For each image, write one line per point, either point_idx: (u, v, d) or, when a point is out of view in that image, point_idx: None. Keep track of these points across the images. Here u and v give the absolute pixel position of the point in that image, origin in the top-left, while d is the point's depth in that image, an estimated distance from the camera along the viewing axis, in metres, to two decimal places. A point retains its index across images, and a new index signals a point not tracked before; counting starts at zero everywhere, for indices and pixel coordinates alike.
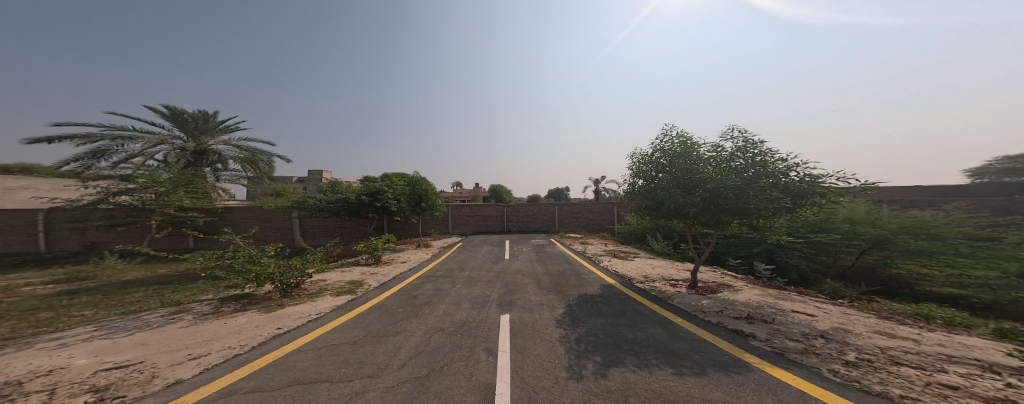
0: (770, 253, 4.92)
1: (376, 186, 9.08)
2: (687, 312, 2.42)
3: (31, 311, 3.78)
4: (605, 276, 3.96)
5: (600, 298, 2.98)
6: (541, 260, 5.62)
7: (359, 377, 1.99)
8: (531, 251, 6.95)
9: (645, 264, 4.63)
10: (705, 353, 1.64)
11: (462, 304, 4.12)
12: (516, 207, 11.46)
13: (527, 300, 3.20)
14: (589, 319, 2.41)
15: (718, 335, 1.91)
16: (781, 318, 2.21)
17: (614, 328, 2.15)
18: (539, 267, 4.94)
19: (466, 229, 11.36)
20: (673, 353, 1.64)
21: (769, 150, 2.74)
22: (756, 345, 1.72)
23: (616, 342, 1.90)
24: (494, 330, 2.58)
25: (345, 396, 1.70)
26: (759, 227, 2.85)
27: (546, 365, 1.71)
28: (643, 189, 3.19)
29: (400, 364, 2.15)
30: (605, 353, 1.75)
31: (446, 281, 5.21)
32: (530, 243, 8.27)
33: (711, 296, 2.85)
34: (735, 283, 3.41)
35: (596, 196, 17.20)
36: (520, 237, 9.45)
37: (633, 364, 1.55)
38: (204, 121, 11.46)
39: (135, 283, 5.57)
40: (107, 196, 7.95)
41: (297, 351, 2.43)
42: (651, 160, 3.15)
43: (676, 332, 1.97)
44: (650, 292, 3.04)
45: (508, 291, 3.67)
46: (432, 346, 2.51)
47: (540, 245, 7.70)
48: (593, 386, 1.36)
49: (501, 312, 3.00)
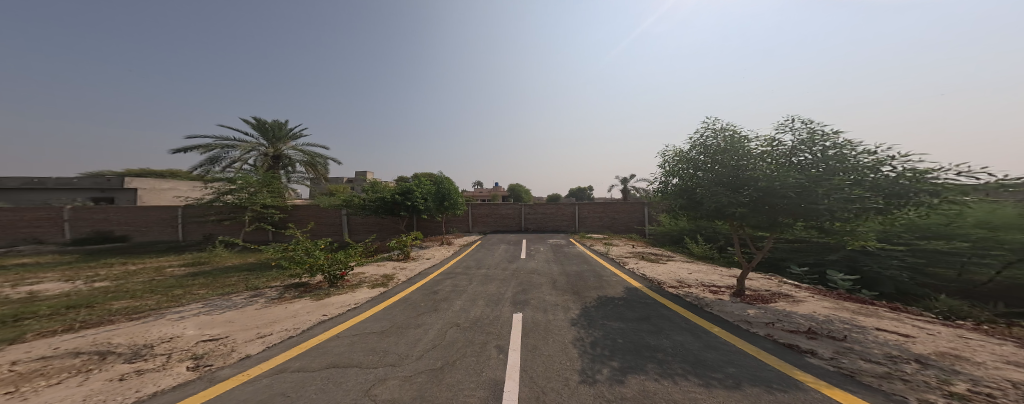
0: (852, 261, 4.23)
1: (406, 185, 9.56)
2: (728, 321, 2.26)
3: (154, 288, 4.69)
4: (630, 279, 3.82)
5: (621, 301, 2.89)
6: (560, 260, 5.55)
7: (382, 365, 2.15)
8: (549, 250, 6.88)
9: (669, 267, 4.38)
10: (744, 366, 1.53)
11: (477, 301, 4.24)
12: (536, 206, 11.36)
13: (541, 300, 3.21)
14: (607, 323, 2.36)
15: (764, 348, 1.76)
16: (858, 336, 1.97)
17: (636, 333, 2.08)
18: (556, 267, 4.89)
19: (485, 227, 11.53)
20: (703, 364, 1.56)
21: (848, 141, 2.38)
22: (814, 363, 1.56)
23: (637, 348, 1.84)
24: (507, 328, 2.63)
25: (369, 382, 1.86)
26: (834, 231, 2.49)
27: (557, 367, 1.72)
28: (684, 189, 2.96)
29: (418, 356, 2.28)
30: (623, 359, 1.71)
31: (463, 279, 5.39)
32: (548, 242, 8.19)
33: (759, 306, 2.62)
34: (795, 294, 3.08)
35: (624, 196, 16.49)
36: (537, 237, 9.34)
37: (655, 372, 1.50)
38: (279, 129, 12.96)
39: (234, 268, 6.59)
40: (218, 196, 9.70)
41: (336, 337, 2.70)
42: (688, 158, 3.00)
43: (710, 342, 1.86)
44: (684, 299, 2.87)
45: (522, 290, 3.69)
46: (448, 340, 2.64)
47: (558, 245, 7.58)
48: (608, 392, 1.34)
49: (515, 311, 3.04)
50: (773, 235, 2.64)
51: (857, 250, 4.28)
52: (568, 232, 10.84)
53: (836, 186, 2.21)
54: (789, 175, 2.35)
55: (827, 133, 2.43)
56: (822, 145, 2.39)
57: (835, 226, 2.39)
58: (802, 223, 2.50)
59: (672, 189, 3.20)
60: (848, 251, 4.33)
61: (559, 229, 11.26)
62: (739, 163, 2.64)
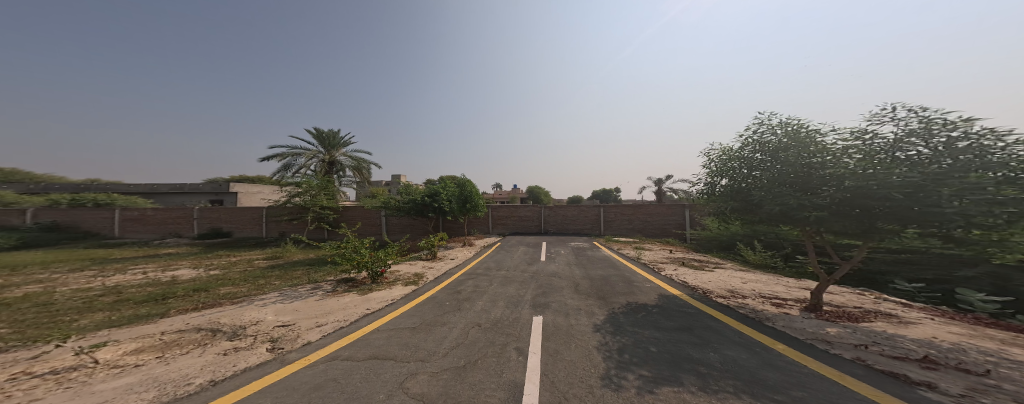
0: (999, 279, 3.42)
1: (433, 187, 9.96)
2: (798, 340, 2.00)
3: (245, 277, 5.48)
4: (667, 286, 3.57)
5: (657, 309, 2.71)
6: (585, 264, 5.36)
7: (413, 360, 2.24)
8: (570, 253, 6.68)
9: (705, 276, 4.02)
10: (815, 391, 1.34)
11: (498, 302, 4.26)
12: (554, 208, 11.13)
13: (561, 303, 3.11)
14: (638, 331, 2.21)
15: (849, 374, 1.52)
16: (1000, 371, 1.58)
17: (676, 344, 1.93)
18: (578, 270, 4.72)
19: (505, 229, 11.46)
20: (760, 383, 1.40)
21: (975, 130, 1.92)
22: (924, 397, 1.30)
23: (675, 359, 1.71)
24: (526, 331, 2.60)
25: (400, 375, 1.94)
26: (968, 241, 1.97)
27: (579, 372, 1.65)
28: (736, 191, 2.73)
29: (443, 353, 2.33)
30: (654, 368, 1.59)
31: (485, 281, 5.49)
32: (571, 245, 7.97)
33: (847, 326, 2.27)
34: (905, 315, 2.61)
35: (659, 198, 15.51)
36: (557, 240, 9.09)
37: (696, 387, 1.38)
38: (333, 138, 14.43)
39: (300, 263, 7.44)
40: (289, 198, 11.05)
41: (378, 329, 2.87)
42: (743, 157, 2.76)
43: (769, 360, 1.66)
44: (739, 311, 2.61)
45: (542, 292, 3.59)
46: (470, 340, 2.68)
47: (581, 249, 7.33)
48: (636, 402, 1.25)
49: (535, 313, 2.97)
50: (868, 244, 2.22)
51: (1007, 267, 3.43)
52: (594, 235, 10.45)
53: (974, 184, 1.74)
54: (890, 173, 1.95)
55: (944, 121, 2.01)
56: (944, 135, 1.98)
57: (969, 234, 1.91)
58: (912, 231, 2.03)
59: (724, 191, 2.89)
60: (994, 266, 3.51)
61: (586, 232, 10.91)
62: (813, 160, 2.27)
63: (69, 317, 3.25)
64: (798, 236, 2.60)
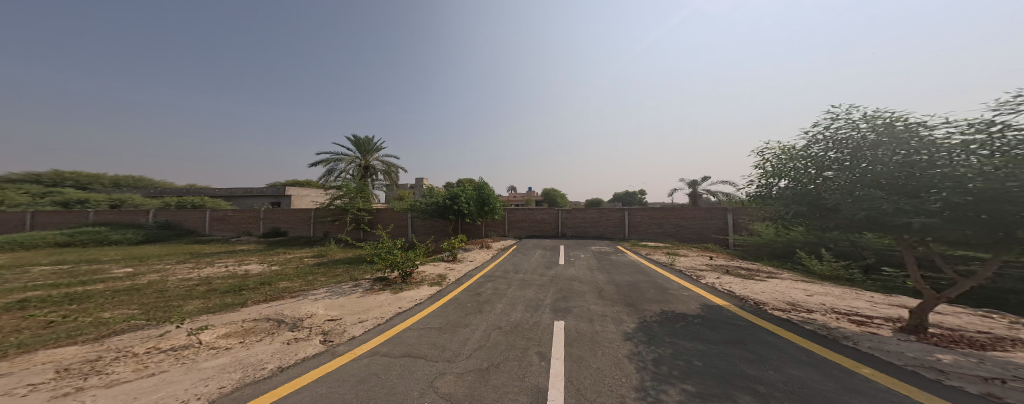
0: None
1: (452, 190, 10.22)
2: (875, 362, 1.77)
3: (297, 273, 6.05)
4: (711, 295, 3.33)
5: (699, 320, 2.54)
6: (611, 268, 5.17)
7: (441, 359, 2.28)
8: (591, 257, 6.49)
9: (748, 285, 3.69)
10: None
11: (517, 305, 4.24)
12: (570, 210, 10.93)
13: (583, 308, 3.01)
14: (680, 342, 2.07)
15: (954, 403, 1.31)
16: None
17: (725, 358, 1.79)
18: (600, 275, 4.56)
19: (520, 232, 11.35)
20: None
21: None
22: None
23: (723, 374, 1.59)
24: (547, 335, 2.54)
25: (431, 373, 2.00)
26: None
27: (607, 381, 1.59)
28: (806, 195, 2.51)
29: (467, 355, 2.34)
30: (700, 384, 1.48)
31: (504, 284, 5.51)
32: (592, 249, 7.76)
33: (968, 354, 1.91)
34: None
35: (694, 201, 14.55)
36: (576, 243, 8.89)
37: None
38: (369, 144, 15.44)
39: (342, 261, 8.01)
40: (332, 201, 12.01)
41: (411, 328, 2.98)
42: (815, 158, 2.55)
43: (851, 385, 1.49)
44: (805, 327, 2.36)
45: (562, 297, 3.50)
46: (492, 342, 2.69)
47: (604, 253, 7.10)
48: None
49: (555, 317, 2.89)
50: (1002, 257, 1.85)
51: None
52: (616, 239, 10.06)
53: None
54: None
55: None
56: None
57: None
58: None
59: (786, 191, 2.69)
60: None
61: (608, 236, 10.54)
62: (916, 158, 1.96)
63: (162, 302, 3.83)
64: (893, 246, 2.27)
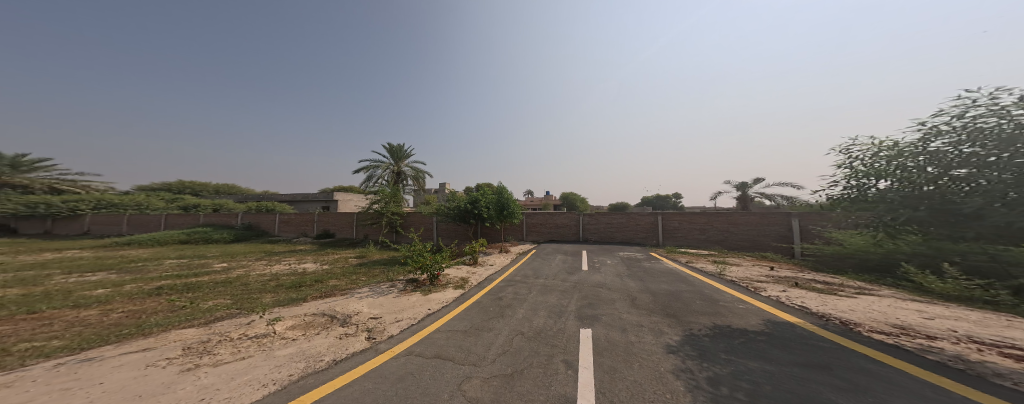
0: None
1: (471, 195, 10.44)
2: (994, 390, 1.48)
3: (344, 273, 6.62)
4: (782, 311, 2.99)
5: (766, 337, 2.29)
6: (648, 276, 4.87)
7: (466, 363, 2.30)
8: (616, 264, 6.21)
9: (841, 303, 3.19)
10: None
11: (539, 311, 4.18)
12: (593, 215, 10.64)
13: (613, 316, 2.88)
14: (746, 362, 1.87)
15: None
16: None
17: (793, 381, 1.62)
18: (632, 283, 4.34)
19: (539, 236, 11.20)
20: None
21: None
22: None
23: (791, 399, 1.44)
24: (572, 343, 2.46)
25: (457, 377, 2.02)
26: None
27: (646, 395, 1.52)
28: (926, 199, 2.01)
29: (491, 360, 2.34)
30: None
31: (524, 289, 5.49)
32: (619, 255, 7.44)
33: None
34: None
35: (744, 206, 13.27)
36: (601, 248, 8.59)
37: None
38: (401, 152, 16.42)
39: (381, 262, 8.57)
40: (370, 205, 13.33)
41: (440, 330, 3.05)
42: (934, 153, 2.01)
43: None
44: (925, 353, 1.96)
45: (588, 303, 3.38)
46: (515, 348, 2.66)
47: (633, 259, 6.75)
48: None
49: (581, 325, 2.79)
50: None
51: None
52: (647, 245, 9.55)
53: None
54: None
55: None
56: None
57: None
58: None
59: (890, 196, 2.16)
60: None
61: (638, 241, 10.06)
62: None
63: (246, 293, 4.46)
64: None
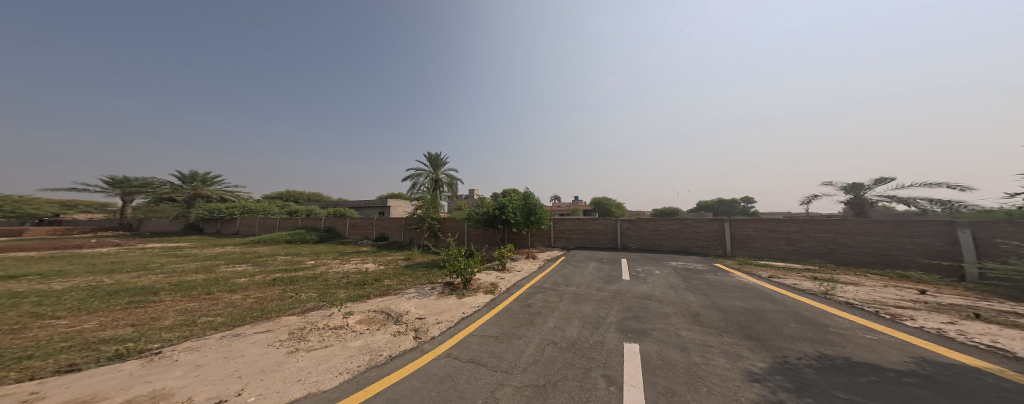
0: None
1: (499, 200, 10.57)
2: None
3: (397, 273, 7.70)
4: (953, 350, 2.29)
5: (911, 380, 1.82)
6: (716, 292, 4.35)
7: (498, 369, 2.29)
8: (663, 275, 5.75)
9: None
10: None
11: (572, 321, 4.03)
12: (632, 221, 10.12)
13: (666, 332, 2.66)
14: None
15: None
16: None
17: None
18: (693, 298, 3.94)
19: (568, 243, 10.89)
20: None
21: None
22: None
23: None
24: (614, 358, 2.32)
25: (491, 383, 2.01)
26: None
27: None
28: None
29: (523, 369, 2.30)
30: None
31: (555, 297, 5.39)
32: (669, 265, 6.88)
33: None
34: None
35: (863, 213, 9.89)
36: (644, 257, 8.04)
37: None
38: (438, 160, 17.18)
39: (429, 264, 9.33)
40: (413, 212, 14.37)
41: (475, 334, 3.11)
42: None
43: None
44: None
45: (632, 316, 3.16)
46: (547, 357, 2.59)
47: (686, 271, 6.15)
48: None
49: (624, 339, 2.62)
50: None
51: None
52: (703, 254, 8.62)
53: None
54: None
55: None
56: None
57: None
58: None
59: None
60: None
61: (693, 250, 9.10)
62: None
63: (326, 287, 5.50)
64: None
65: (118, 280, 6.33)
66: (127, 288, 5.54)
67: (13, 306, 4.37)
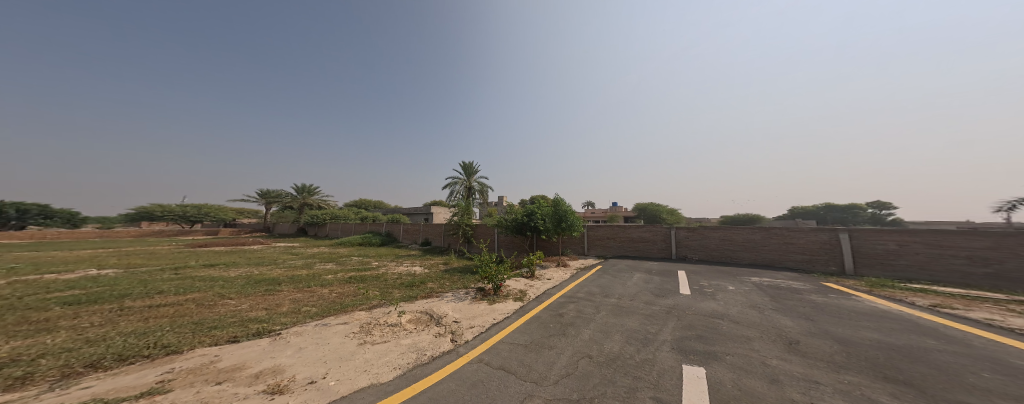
0: None
1: (528, 207, 10.56)
2: None
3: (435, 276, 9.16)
4: None
5: None
6: (833, 322, 3.31)
7: (527, 379, 2.19)
8: (740, 293, 4.74)
9: None
10: None
11: (611, 335, 3.79)
12: (691, 230, 8.91)
13: (745, 359, 2.30)
14: None
15: None
16: None
17: None
18: (790, 321, 3.26)
19: (604, 251, 10.22)
20: None
21: None
22: None
23: None
24: (668, 380, 2.11)
25: (519, 393, 1.93)
26: None
27: None
28: None
29: (554, 381, 2.18)
30: None
31: (590, 308, 5.16)
32: (747, 282, 5.75)
33: None
34: None
35: None
36: (715, 271, 7.03)
37: None
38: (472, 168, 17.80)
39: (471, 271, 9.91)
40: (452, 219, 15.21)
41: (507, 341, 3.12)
42: None
43: None
44: None
45: (694, 335, 2.82)
46: (582, 372, 2.43)
47: (775, 291, 4.96)
48: None
49: (684, 361, 2.38)
50: None
51: None
52: (805, 271, 6.82)
53: None
54: None
55: None
56: None
57: None
58: None
59: None
60: None
61: (784, 265, 7.39)
62: None
63: (386, 287, 6.93)
64: None
65: (258, 268, 8.63)
66: (267, 279, 7.28)
67: (212, 287, 6.32)
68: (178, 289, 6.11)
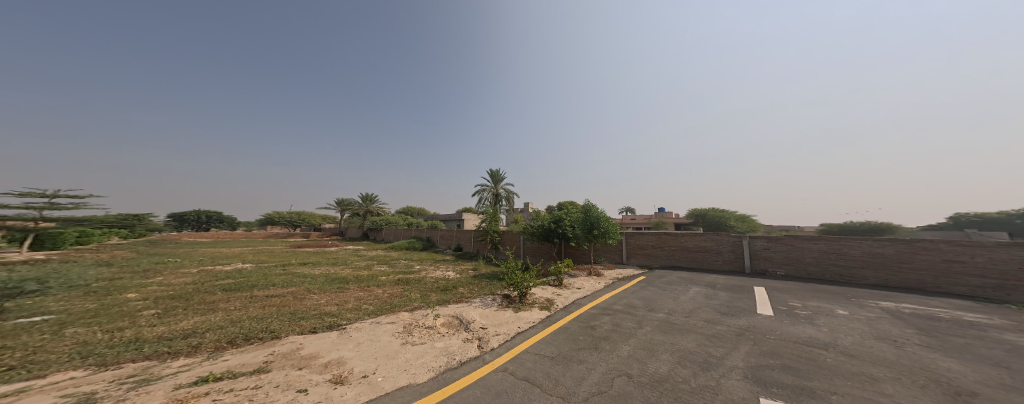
0: None
1: (556, 214, 10.30)
2: None
3: (465, 282, 10.82)
4: None
5: None
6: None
7: (554, 396, 2.04)
8: (862, 321, 3.62)
9: None
10: None
11: (657, 354, 3.45)
12: (773, 239, 7.31)
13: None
14: None
15: None
16: None
17: None
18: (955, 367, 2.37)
19: (649, 261, 9.01)
20: None
21: None
22: None
23: None
24: None
25: None
26: None
27: None
28: None
29: (584, 400, 2.00)
30: None
31: (632, 322, 4.83)
32: (877, 308, 4.36)
33: None
34: None
35: None
36: (815, 289, 5.60)
37: None
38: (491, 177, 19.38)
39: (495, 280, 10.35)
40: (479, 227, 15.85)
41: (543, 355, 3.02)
42: None
43: None
44: None
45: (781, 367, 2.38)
46: (617, 392, 2.19)
47: (938, 328, 3.55)
48: None
49: (761, 393, 2.07)
50: None
51: None
52: (988, 301, 4.80)
53: None
54: None
55: None
56: None
57: None
58: None
59: None
60: None
61: (943, 292, 5.36)
62: None
63: (425, 293, 8.64)
64: None
65: (335, 268, 11.01)
66: (341, 277, 9.02)
67: (309, 281, 8.16)
68: (283, 280, 8.26)
